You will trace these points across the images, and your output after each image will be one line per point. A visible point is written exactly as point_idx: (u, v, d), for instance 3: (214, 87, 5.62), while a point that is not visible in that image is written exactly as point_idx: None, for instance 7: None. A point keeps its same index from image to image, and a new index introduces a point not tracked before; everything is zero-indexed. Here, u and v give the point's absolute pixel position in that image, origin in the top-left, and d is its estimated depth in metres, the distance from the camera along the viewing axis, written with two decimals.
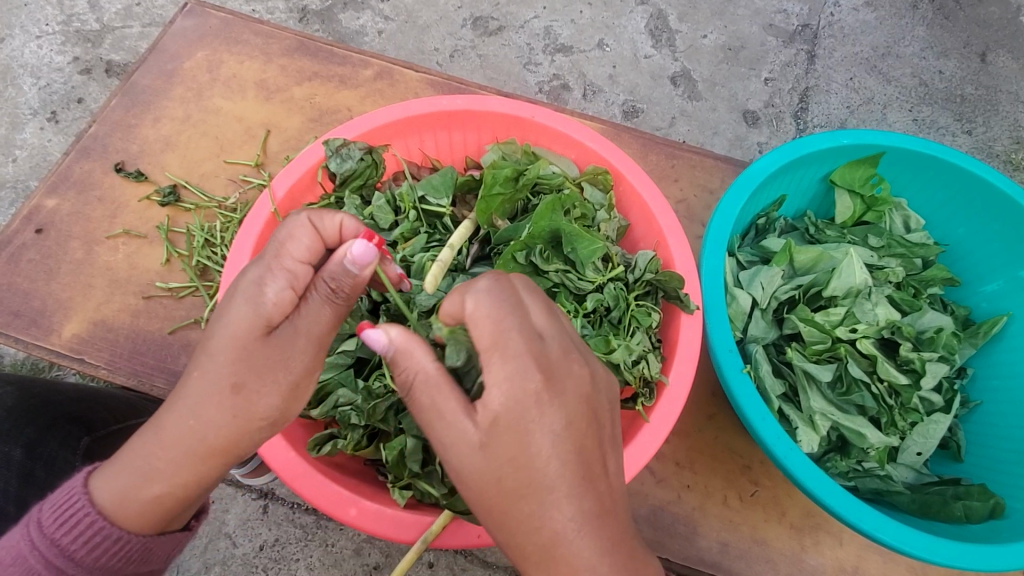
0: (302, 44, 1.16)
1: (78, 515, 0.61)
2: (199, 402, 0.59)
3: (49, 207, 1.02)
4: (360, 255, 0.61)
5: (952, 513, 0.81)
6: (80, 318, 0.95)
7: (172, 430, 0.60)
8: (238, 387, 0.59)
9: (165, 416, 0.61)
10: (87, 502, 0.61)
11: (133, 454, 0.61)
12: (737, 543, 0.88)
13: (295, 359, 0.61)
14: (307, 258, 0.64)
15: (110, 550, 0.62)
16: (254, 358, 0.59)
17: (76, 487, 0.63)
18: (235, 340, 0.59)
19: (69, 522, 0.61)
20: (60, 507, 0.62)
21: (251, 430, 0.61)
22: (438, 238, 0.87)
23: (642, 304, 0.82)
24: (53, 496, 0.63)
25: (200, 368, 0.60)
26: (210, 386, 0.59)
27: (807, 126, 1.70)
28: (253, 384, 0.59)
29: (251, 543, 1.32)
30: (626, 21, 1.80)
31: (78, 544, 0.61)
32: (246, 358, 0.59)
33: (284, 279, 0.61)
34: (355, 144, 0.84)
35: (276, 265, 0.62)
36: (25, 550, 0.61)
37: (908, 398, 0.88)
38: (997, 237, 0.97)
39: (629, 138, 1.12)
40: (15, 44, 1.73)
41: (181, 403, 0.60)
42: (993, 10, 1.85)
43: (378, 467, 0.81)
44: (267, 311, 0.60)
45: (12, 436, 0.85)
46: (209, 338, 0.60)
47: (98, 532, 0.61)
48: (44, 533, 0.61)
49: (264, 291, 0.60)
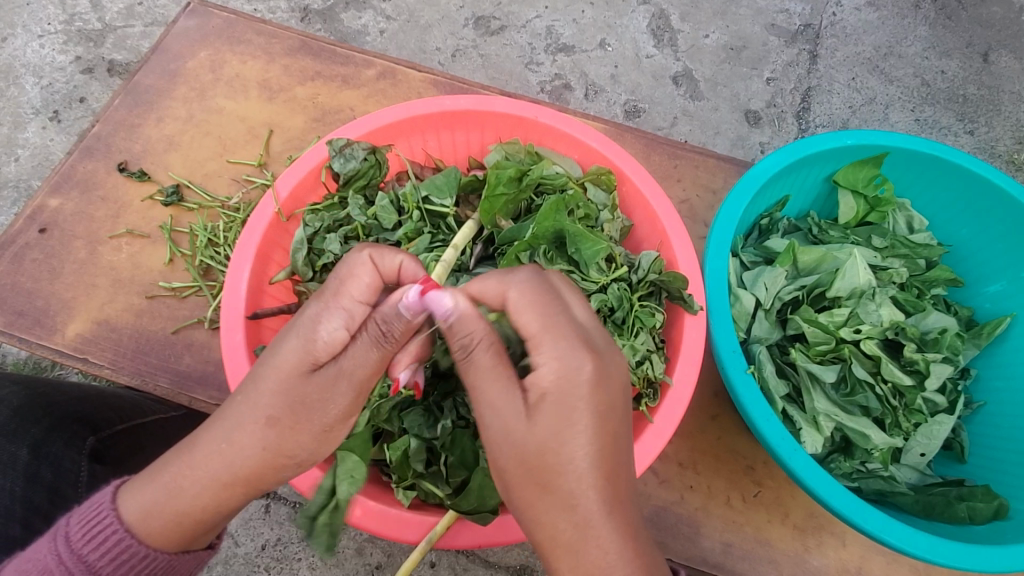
0: (305, 44, 1.16)
1: (106, 531, 0.61)
2: (235, 426, 0.60)
3: (53, 206, 1.02)
4: (414, 300, 0.59)
5: (956, 514, 0.81)
6: (84, 318, 0.95)
7: (209, 452, 0.61)
8: (273, 421, 0.60)
9: (201, 438, 0.62)
10: (115, 518, 0.61)
11: (167, 473, 0.62)
12: (741, 543, 0.88)
13: (332, 401, 0.61)
14: (366, 297, 0.63)
15: (136, 567, 0.62)
16: (296, 395, 0.60)
17: (105, 502, 0.63)
18: (281, 372, 0.60)
19: (98, 538, 0.61)
20: (89, 522, 0.62)
21: (278, 465, 0.62)
22: (442, 238, 0.87)
23: (646, 304, 0.82)
24: (80, 510, 0.63)
25: (242, 396, 0.61)
26: (250, 413, 0.60)
27: (809, 126, 1.70)
28: (289, 421, 0.60)
29: (253, 542, 1.32)
30: (628, 20, 1.80)
31: (104, 561, 0.61)
32: (286, 391, 0.60)
33: (340, 319, 0.61)
34: (359, 144, 0.84)
35: (334, 304, 0.62)
36: (51, 564, 0.61)
37: (913, 400, 0.88)
38: (1001, 237, 0.97)
39: (632, 138, 1.12)
40: (18, 43, 1.73)
41: (219, 426, 0.61)
42: (996, 10, 1.84)
43: (382, 468, 0.81)
44: (316, 349, 0.60)
45: (20, 436, 0.86)
46: (260, 368, 0.61)
47: (125, 549, 0.61)
48: (72, 548, 0.60)
49: (319, 331, 0.61)
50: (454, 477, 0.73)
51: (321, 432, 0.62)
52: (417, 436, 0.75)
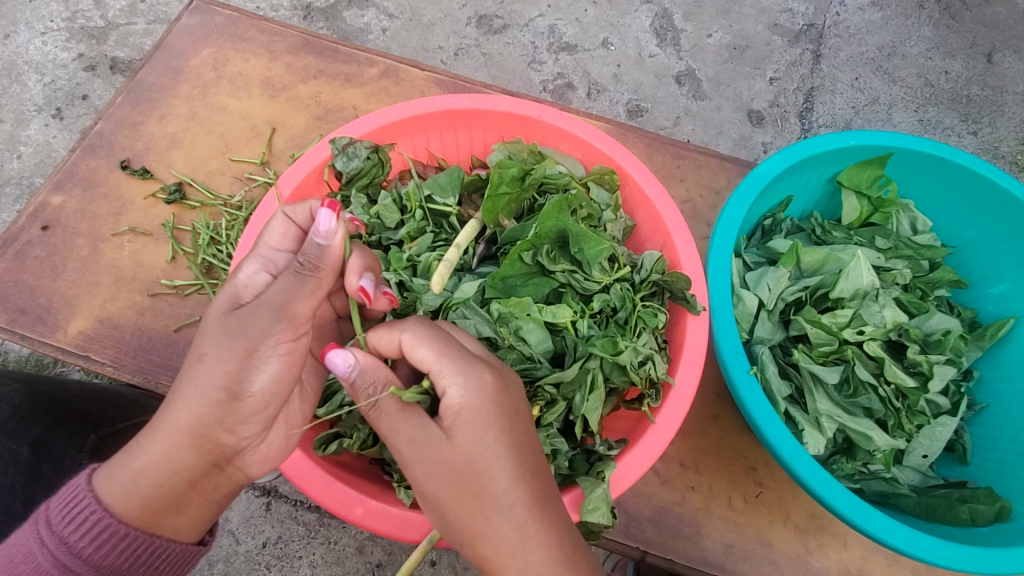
0: (308, 42, 1.16)
1: (85, 512, 0.60)
2: (180, 379, 0.62)
3: (55, 203, 1.02)
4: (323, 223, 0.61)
5: (958, 516, 0.81)
6: (86, 315, 0.95)
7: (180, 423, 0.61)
8: (203, 356, 0.61)
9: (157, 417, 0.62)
10: (94, 498, 0.61)
11: (137, 452, 0.62)
12: (742, 544, 0.87)
13: (252, 323, 0.60)
14: (280, 243, 0.68)
15: (118, 547, 0.60)
16: (219, 325, 0.62)
17: (81, 484, 0.62)
18: (210, 315, 0.64)
19: (78, 519, 0.60)
20: (68, 505, 0.61)
21: (212, 403, 0.60)
22: (444, 237, 0.87)
23: (649, 305, 0.81)
24: (57, 495, 0.62)
25: (186, 360, 0.62)
26: (189, 359, 0.62)
27: (812, 126, 1.69)
28: (213, 351, 0.60)
29: (254, 540, 1.33)
30: (631, 19, 1.80)
31: (87, 541, 0.60)
32: (213, 327, 0.62)
33: (259, 264, 0.67)
34: (361, 143, 0.84)
35: (253, 254, 0.67)
36: (33, 547, 0.60)
37: (916, 401, 0.88)
38: (1005, 239, 0.96)
39: (635, 138, 1.12)
40: (21, 40, 1.74)
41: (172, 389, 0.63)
42: (1000, 10, 1.84)
43: (384, 466, 0.80)
44: (238, 289, 0.65)
45: (20, 436, 0.85)
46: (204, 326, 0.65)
47: (106, 528, 0.60)
48: (53, 530, 0.60)
49: (239, 276, 0.66)
50: None
51: (282, 370, 0.62)
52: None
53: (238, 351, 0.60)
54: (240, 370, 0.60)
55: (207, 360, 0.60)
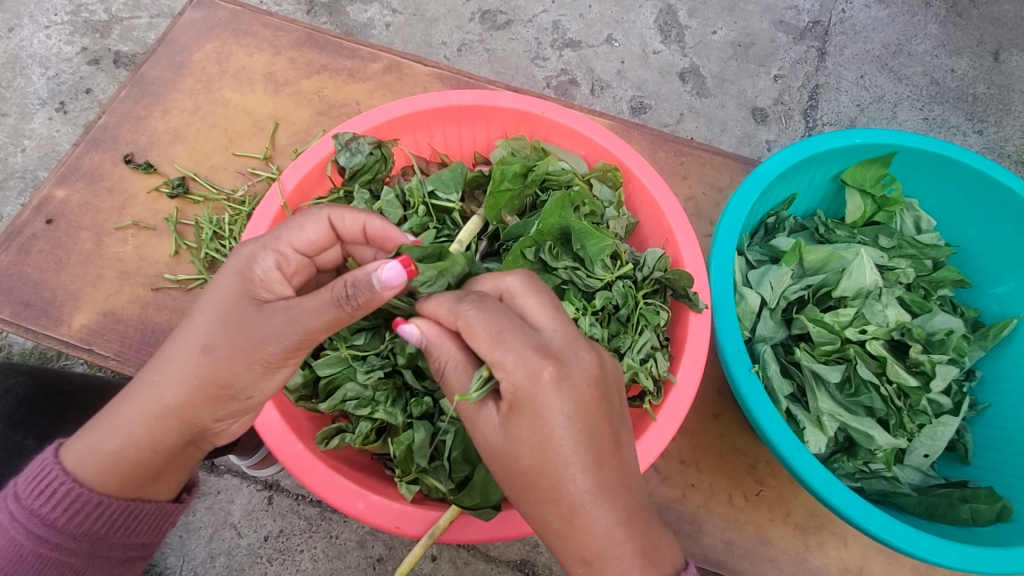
0: (311, 37, 1.16)
1: (54, 485, 0.63)
2: (169, 360, 0.63)
3: (59, 197, 1.03)
4: (389, 277, 0.58)
5: (959, 515, 0.81)
6: (90, 309, 0.96)
7: (177, 411, 0.63)
8: (209, 348, 0.62)
9: (142, 381, 0.64)
10: (61, 471, 0.63)
11: (111, 419, 0.64)
12: (742, 541, 0.88)
13: (259, 332, 0.62)
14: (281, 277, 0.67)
15: (92, 515, 0.63)
16: (240, 326, 0.62)
17: (48, 458, 0.64)
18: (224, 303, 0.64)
19: (47, 492, 0.62)
20: (34, 479, 0.63)
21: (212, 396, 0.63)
22: (447, 233, 0.86)
23: (650, 303, 0.81)
24: (26, 470, 0.64)
25: (187, 346, 0.63)
26: (188, 343, 0.63)
27: (816, 125, 1.69)
28: (225, 348, 0.62)
29: (256, 533, 1.33)
30: (635, 16, 1.79)
31: (60, 512, 0.63)
32: (227, 324, 0.63)
33: (274, 258, 0.67)
34: (364, 138, 0.84)
35: (272, 246, 0.67)
36: (5, 522, 0.62)
37: (917, 400, 0.88)
38: (1011, 239, 0.96)
39: (638, 135, 1.11)
40: (25, 34, 1.74)
41: (158, 363, 0.64)
42: (1008, 8, 1.82)
43: (386, 461, 0.81)
44: (253, 285, 0.65)
45: (24, 427, 0.89)
46: (203, 318, 0.64)
47: (78, 498, 0.63)
48: (22, 503, 0.62)
49: (255, 266, 0.66)
50: (458, 473, 0.73)
51: (235, 342, 0.62)
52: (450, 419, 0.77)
53: (250, 358, 0.62)
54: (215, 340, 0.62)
55: (199, 332, 0.63)
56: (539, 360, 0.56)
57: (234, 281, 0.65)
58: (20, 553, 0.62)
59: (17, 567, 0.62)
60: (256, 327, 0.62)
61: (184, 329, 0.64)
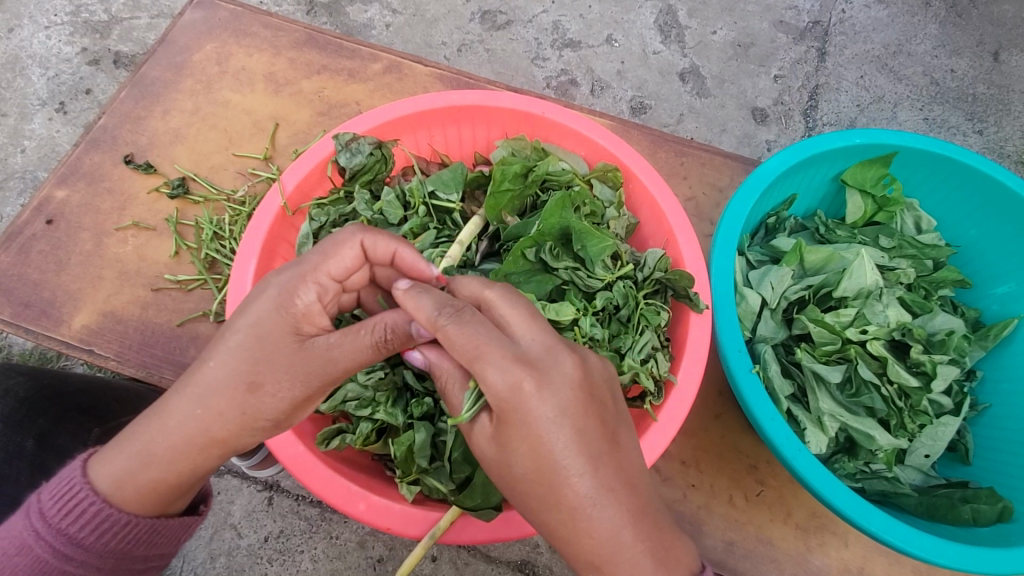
0: (311, 37, 1.16)
1: (82, 504, 0.63)
2: (209, 393, 0.61)
3: (59, 198, 1.03)
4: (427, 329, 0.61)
5: (960, 516, 0.81)
6: (90, 310, 0.96)
7: (216, 441, 0.63)
8: (255, 387, 0.61)
9: (177, 408, 0.62)
10: (89, 490, 0.64)
11: (135, 439, 0.64)
12: (742, 542, 0.88)
13: (308, 374, 0.62)
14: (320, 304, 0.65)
15: (118, 534, 0.64)
16: (290, 369, 0.61)
17: (75, 476, 0.65)
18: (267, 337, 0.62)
19: (74, 512, 0.63)
20: (61, 497, 0.64)
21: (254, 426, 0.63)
22: (447, 233, 0.86)
23: (651, 303, 0.81)
24: (50, 486, 0.65)
25: (231, 382, 0.61)
26: (232, 379, 0.61)
27: (816, 125, 1.69)
28: (271, 388, 0.61)
29: (256, 534, 1.33)
30: (635, 16, 1.79)
31: (87, 531, 0.64)
32: (274, 364, 0.61)
33: (316, 291, 0.64)
34: (364, 139, 0.84)
35: (311, 278, 0.64)
36: (31, 539, 0.64)
37: (918, 401, 0.88)
38: (1012, 238, 0.96)
39: (638, 135, 1.11)
40: (25, 34, 1.74)
41: (192, 389, 0.62)
42: (1007, 8, 1.82)
43: (386, 462, 0.81)
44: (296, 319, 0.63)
45: (24, 428, 0.89)
46: (246, 353, 0.61)
47: (105, 518, 0.64)
48: (50, 522, 0.63)
49: (297, 301, 0.63)
50: (458, 473, 0.74)
51: (280, 380, 0.62)
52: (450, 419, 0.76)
53: (296, 394, 0.62)
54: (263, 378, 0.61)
55: (245, 371, 0.61)
56: (550, 358, 0.56)
57: (277, 316, 0.62)
58: (45, 569, 0.64)
59: None
60: (310, 372, 0.61)
61: (227, 365, 0.62)
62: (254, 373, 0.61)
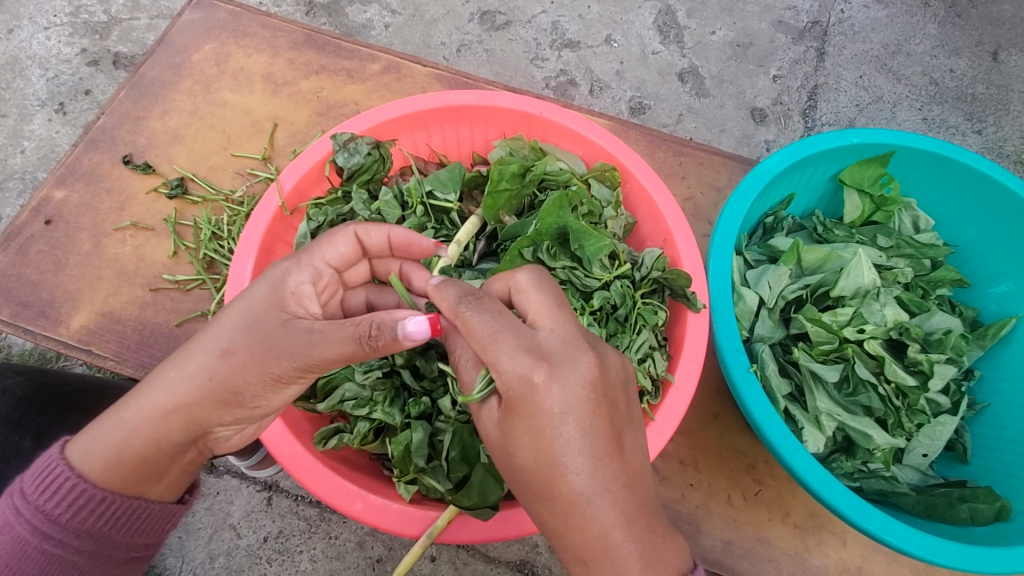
0: (310, 37, 1.16)
1: (60, 480, 0.62)
2: (187, 357, 0.64)
3: (58, 198, 1.03)
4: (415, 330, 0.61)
5: (957, 515, 0.81)
6: (89, 309, 0.96)
7: (184, 410, 0.63)
8: (228, 353, 0.63)
9: (157, 376, 0.64)
10: (67, 466, 0.63)
11: (119, 414, 0.64)
12: (741, 541, 0.88)
13: (278, 347, 0.62)
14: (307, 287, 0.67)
15: (96, 511, 0.63)
16: (261, 338, 0.63)
17: (54, 454, 0.64)
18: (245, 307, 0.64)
19: (52, 488, 0.62)
20: (40, 475, 0.63)
21: (223, 399, 0.64)
22: (445, 233, 0.88)
23: (649, 302, 0.81)
24: (33, 465, 0.64)
25: (206, 348, 0.63)
26: (209, 344, 0.63)
27: (815, 124, 1.69)
28: (242, 356, 0.63)
29: (255, 534, 1.33)
30: (634, 16, 1.79)
31: (65, 508, 0.62)
32: (248, 332, 0.63)
33: (310, 272, 0.68)
34: (362, 139, 0.84)
35: (307, 261, 0.69)
36: (10, 518, 0.62)
37: (915, 400, 0.88)
38: (1010, 238, 0.96)
39: (637, 135, 1.11)
40: (24, 35, 1.74)
41: (174, 355, 0.65)
42: (1007, 8, 1.82)
43: (384, 462, 0.81)
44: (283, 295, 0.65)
45: (22, 427, 0.89)
46: (226, 321, 0.64)
47: (82, 494, 0.62)
48: (28, 499, 0.62)
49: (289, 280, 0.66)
50: (455, 473, 0.73)
51: (251, 350, 0.63)
52: (447, 419, 0.76)
53: (265, 369, 0.63)
54: (233, 345, 0.63)
55: (219, 337, 0.63)
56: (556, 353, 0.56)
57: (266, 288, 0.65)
58: (23, 549, 0.62)
59: (21, 564, 0.62)
60: (280, 342, 0.62)
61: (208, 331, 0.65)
62: (228, 339, 0.63)
